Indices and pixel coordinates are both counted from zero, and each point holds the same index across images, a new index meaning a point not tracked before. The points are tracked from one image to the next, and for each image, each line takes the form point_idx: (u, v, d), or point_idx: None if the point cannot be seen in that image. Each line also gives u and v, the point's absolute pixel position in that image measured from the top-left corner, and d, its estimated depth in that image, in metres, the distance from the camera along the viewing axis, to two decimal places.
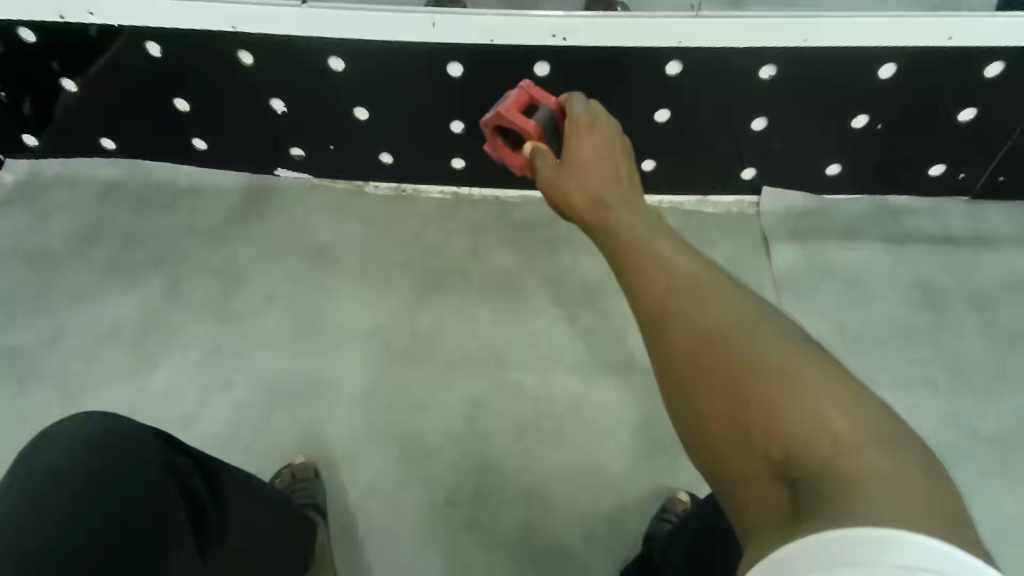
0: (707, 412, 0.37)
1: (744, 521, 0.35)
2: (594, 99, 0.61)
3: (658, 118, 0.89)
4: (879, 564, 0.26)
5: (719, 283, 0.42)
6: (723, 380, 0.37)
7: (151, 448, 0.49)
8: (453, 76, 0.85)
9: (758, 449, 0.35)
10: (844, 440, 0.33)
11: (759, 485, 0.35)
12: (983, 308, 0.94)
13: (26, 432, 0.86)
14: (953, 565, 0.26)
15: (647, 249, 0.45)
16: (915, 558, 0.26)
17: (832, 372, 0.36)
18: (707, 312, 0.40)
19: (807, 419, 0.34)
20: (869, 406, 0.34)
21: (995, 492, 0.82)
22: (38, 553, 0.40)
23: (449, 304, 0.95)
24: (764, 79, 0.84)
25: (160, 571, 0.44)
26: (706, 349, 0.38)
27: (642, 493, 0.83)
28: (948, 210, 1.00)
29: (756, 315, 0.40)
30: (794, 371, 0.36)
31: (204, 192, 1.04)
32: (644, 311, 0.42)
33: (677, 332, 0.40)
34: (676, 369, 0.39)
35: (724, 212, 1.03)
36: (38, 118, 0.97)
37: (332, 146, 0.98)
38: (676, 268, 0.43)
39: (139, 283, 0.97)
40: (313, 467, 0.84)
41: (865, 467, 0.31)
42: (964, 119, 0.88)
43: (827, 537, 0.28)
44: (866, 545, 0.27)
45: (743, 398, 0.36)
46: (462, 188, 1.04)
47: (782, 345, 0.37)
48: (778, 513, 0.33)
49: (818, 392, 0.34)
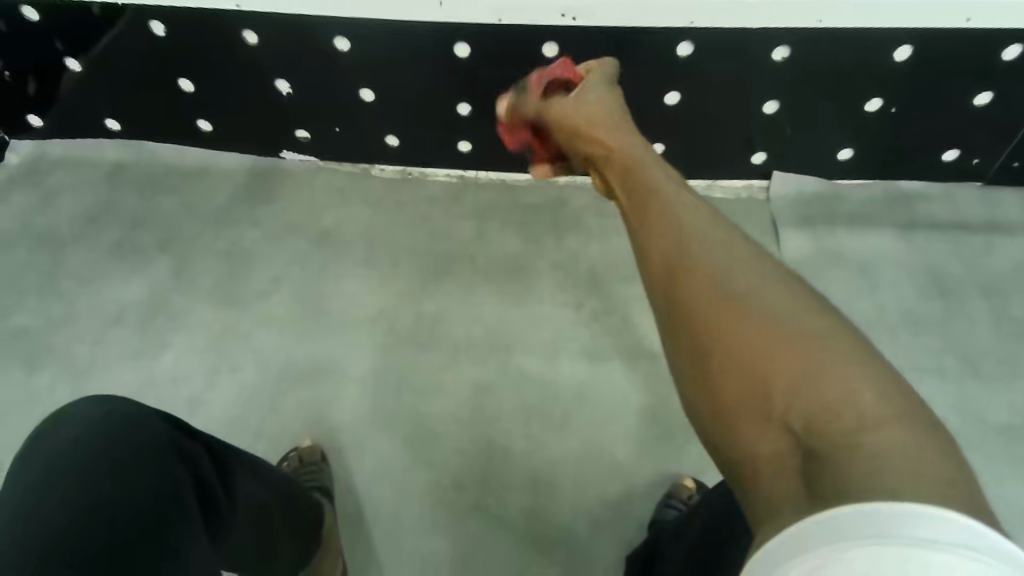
0: (722, 376, 0.36)
1: (753, 500, 0.34)
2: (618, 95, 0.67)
3: (668, 101, 0.88)
4: (897, 538, 0.26)
5: (740, 251, 0.41)
6: (743, 346, 0.36)
7: (163, 431, 0.48)
8: (460, 57, 0.84)
9: (773, 420, 0.34)
10: (867, 418, 0.32)
11: (772, 461, 0.33)
12: (994, 295, 0.93)
13: (36, 412, 0.87)
14: (966, 534, 0.26)
15: (665, 214, 0.44)
16: (931, 531, 0.26)
17: (855, 346, 0.35)
18: (730, 278, 0.39)
19: (828, 393, 0.33)
20: (891, 387, 0.33)
21: (1003, 482, 0.81)
22: (44, 536, 0.39)
23: (456, 290, 0.95)
24: (777, 60, 0.82)
25: (173, 560, 0.41)
26: (725, 315, 0.37)
27: (647, 479, 0.83)
28: (961, 196, 0.99)
29: (778, 283, 0.39)
30: (816, 343, 0.35)
31: (209, 174, 1.03)
32: (659, 267, 0.41)
33: (696, 295, 0.39)
34: (690, 330, 0.39)
35: (733, 196, 1.01)
36: (42, 97, 0.96)
37: (338, 128, 0.97)
38: (697, 237, 0.42)
39: (146, 266, 0.97)
40: (320, 450, 0.84)
41: (886, 443, 0.30)
42: (980, 103, 0.87)
43: (848, 510, 0.27)
44: (887, 517, 0.27)
45: (761, 364, 0.35)
46: (469, 170, 1.03)
47: (805, 317, 0.37)
48: (791, 489, 0.32)
49: (843, 368, 0.34)
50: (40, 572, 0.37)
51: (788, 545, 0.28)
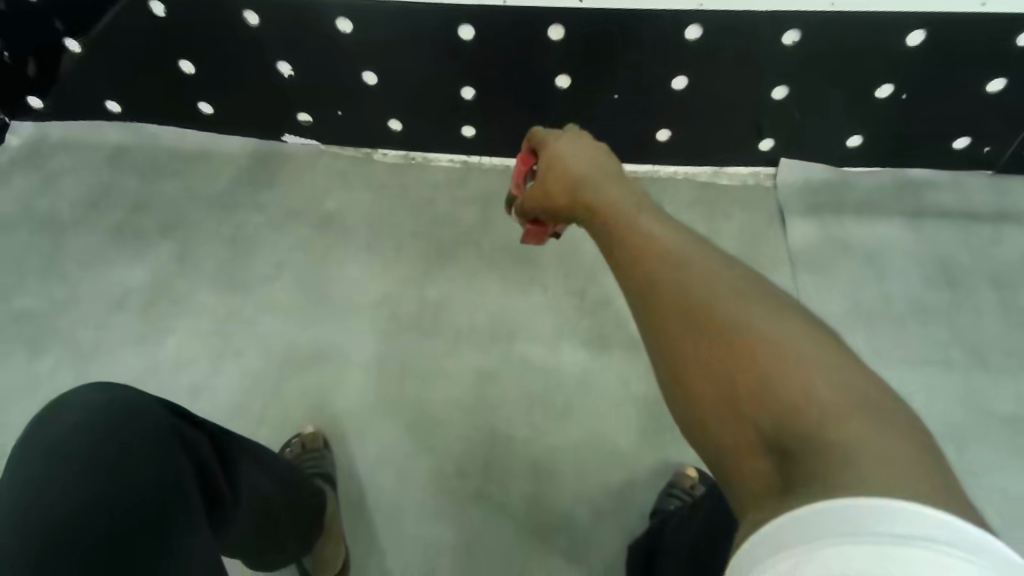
0: (694, 379, 0.37)
1: (740, 495, 0.34)
2: (584, 139, 0.57)
3: (676, 85, 0.87)
4: (875, 536, 0.25)
5: (705, 255, 0.42)
6: (711, 349, 0.36)
7: (165, 420, 0.48)
8: (465, 40, 0.83)
9: (745, 417, 0.34)
10: (832, 408, 0.31)
11: (748, 456, 0.34)
12: (1003, 285, 0.92)
13: (40, 396, 0.87)
14: (947, 533, 0.25)
15: (637, 229, 0.45)
16: (910, 528, 0.25)
17: (817, 338, 0.35)
18: (696, 282, 0.40)
19: (793, 387, 0.33)
20: (858, 377, 0.33)
21: (1009, 472, 0.81)
22: (48, 527, 0.38)
23: (459, 277, 0.94)
24: (787, 44, 0.81)
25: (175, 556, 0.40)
26: (691, 320, 0.38)
27: (649, 468, 0.83)
28: (971, 184, 0.97)
29: (740, 284, 0.39)
30: (776, 339, 0.35)
31: (210, 157, 1.02)
32: (635, 277, 0.42)
33: (663, 301, 0.40)
34: (662, 336, 0.39)
35: (740, 184, 1.00)
36: (42, 80, 0.95)
37: (340, 112, 0.96)
38: (664, 246, 0.43)
39: (149, 250, 0.97)
40: (323, 437, 0.84)
41: (851, 433, 0.30)
42: (993, 89, 0.85)
43: (822, 507, 0.27)
44: (863, 515, 0.26)
45: (729, 364, 0.35)
46: (472, 156, 1.01)
47: (770, 315, 0.37)
48: (768, 485, 0.32)
49: (807, 362, 0.33)
50: (39, 564, 0.37)
51: (767, 543, 0.28)
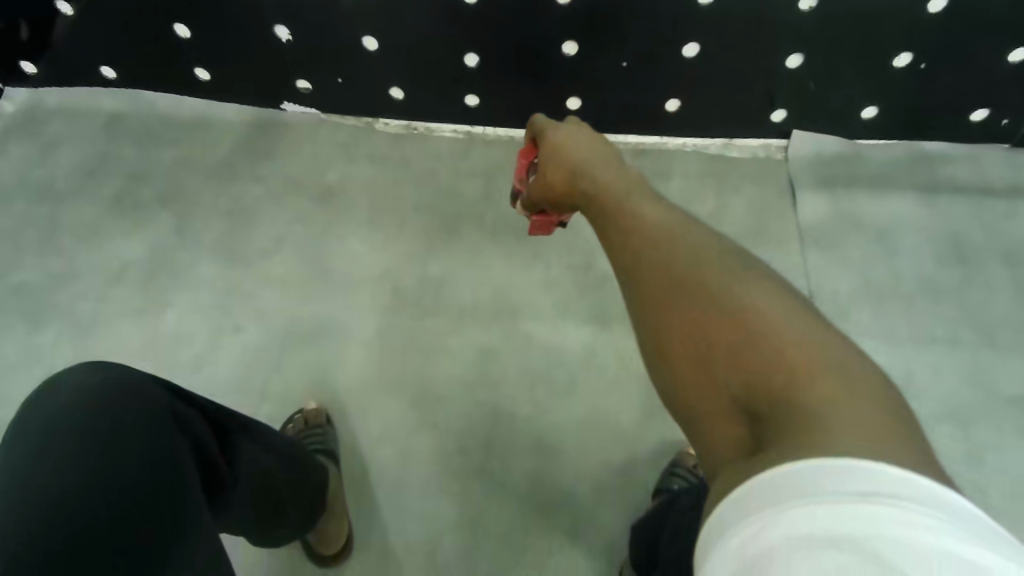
0: (675, 348, 0.36)
1: (710, 460, 0.33)
2: (583, 129, 0.55)
3: (687, 53, 0.85)
4: (839, 494, 0.24)
5: (696, 232, 0.41)
6: (694, 319, 0.35)
7: (160, 397, 0.48)
8: (468, 4, 0.81)
9: (722, 384, 0.33)
10: (808, 375, 0.31)
11: (722, 422, 0.33)
12: (1016, 263, 0.90)
13: (41, 368, 0.87)
14: (909, 489, 0.24)
15: (630, 206, 0.44)
16: (875, 485, 0.24)
17: (801, 311, 0.34)
18: (683, 255, 0.39)
19: (771, 356, 0.32)
20: (838, 348, 0.32)
21: (1011, 450, 0.80)
22: (38, 510, 0.38)
23: (462, 252, 0.93)
24: (804, 10, 0.79)
25: (165, 533, 0.40)
26: (677, 292, 0.37)
27: (651, 445, 0.83)
28: (987, 158, 0.95)
29: (728, 258, 0.38)
30: (758, 310, 0.34)
31: (209, 126, 1.00)
32: (625, 250, 0.41)
33: (649, 273, 0.39)
34: (646, 307, 0.38)
35: (750, 156, 0.97)
36: (36, 44, 0.94)
37: (341, 79, 0.94)
38: (654, 224, 0.42)
39: (147, 222, 0.95)
40: (326, 413, 0.83)
41: (824, 398, 0.30)
42: (1015, 59, 0.83)
43: (789, 470, 0.26)
44: (827, 475, 0.25)
45: (710, 334, 0.34)
46: (475, 126, 0.99)
47: (756, 287, 0.36)
48: (738, 449, 0.31)
49: (788, 332, 0.33)
50: (34, 544, 0.36)
51: (736, 509, 0.26)
